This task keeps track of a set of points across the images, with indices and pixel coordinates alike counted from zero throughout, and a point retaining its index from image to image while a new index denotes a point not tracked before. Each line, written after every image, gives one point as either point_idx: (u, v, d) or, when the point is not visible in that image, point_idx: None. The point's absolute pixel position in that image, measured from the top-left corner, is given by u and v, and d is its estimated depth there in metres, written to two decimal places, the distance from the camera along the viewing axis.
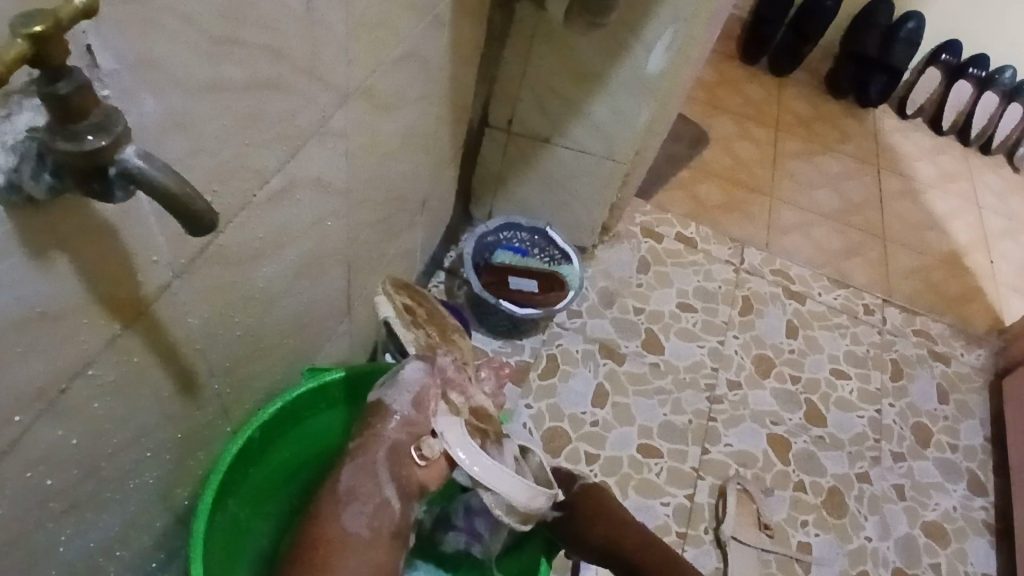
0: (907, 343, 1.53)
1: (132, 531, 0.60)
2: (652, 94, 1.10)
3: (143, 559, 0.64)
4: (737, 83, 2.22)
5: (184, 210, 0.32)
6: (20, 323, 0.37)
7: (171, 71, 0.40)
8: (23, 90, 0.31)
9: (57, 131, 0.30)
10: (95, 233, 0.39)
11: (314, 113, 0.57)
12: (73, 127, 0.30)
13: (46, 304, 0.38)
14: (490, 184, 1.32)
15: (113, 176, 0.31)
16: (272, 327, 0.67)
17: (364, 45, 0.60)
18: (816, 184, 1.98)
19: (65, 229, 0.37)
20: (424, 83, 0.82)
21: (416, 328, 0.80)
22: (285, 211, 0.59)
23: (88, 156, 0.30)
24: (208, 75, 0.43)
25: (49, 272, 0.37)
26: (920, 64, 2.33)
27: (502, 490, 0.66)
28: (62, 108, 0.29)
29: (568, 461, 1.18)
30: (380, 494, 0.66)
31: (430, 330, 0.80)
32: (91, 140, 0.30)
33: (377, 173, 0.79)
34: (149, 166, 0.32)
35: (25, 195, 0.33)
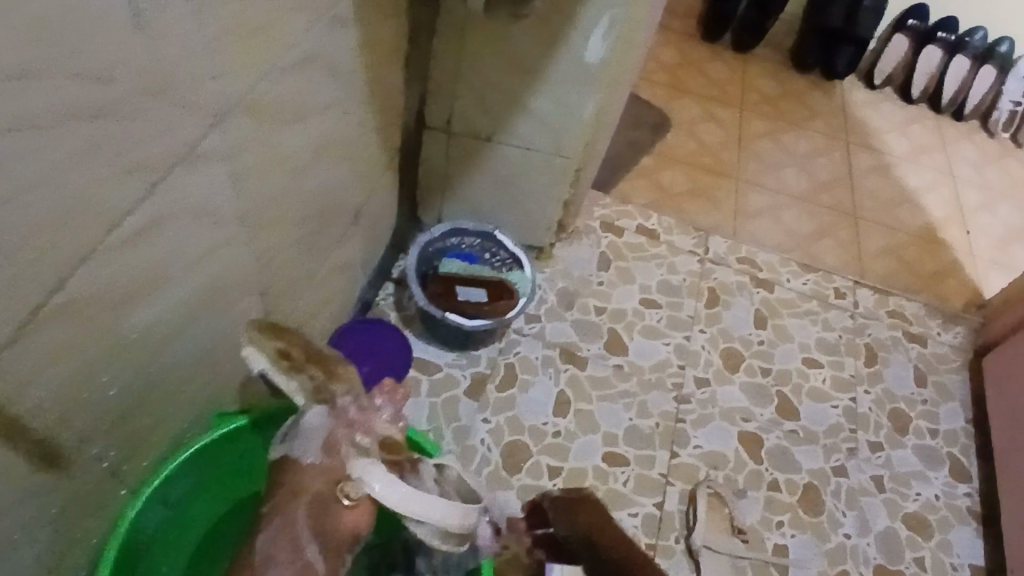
0: (881, 326, 1.49)
1: None
2: (595, 85, 1.04)
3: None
4: (699, 63, 2.16)
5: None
6: None
7: None
8: None
9: None
10: None
11: (177, 138, 0.49)
12: None
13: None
14: (435, 188, 1.25)
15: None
16: (165, 375, 0.61)
17: (238, 55, 0.53)
18: (784, 164, 1.93)
19: None
20: (336, 88, 0.75)
21: (299, 372, 0.66)
22: (157, 249, 0.52)
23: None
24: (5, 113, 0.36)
25: None
26: (887, 32, 2.29)
27: (431, 518, 0.59)
28: None
29: (530, 476, 1.12)
30: (301, 557, 0.57)
31: (316, 370, 0.67)
32: None
33: (289, 190, 0.72)
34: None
35: None
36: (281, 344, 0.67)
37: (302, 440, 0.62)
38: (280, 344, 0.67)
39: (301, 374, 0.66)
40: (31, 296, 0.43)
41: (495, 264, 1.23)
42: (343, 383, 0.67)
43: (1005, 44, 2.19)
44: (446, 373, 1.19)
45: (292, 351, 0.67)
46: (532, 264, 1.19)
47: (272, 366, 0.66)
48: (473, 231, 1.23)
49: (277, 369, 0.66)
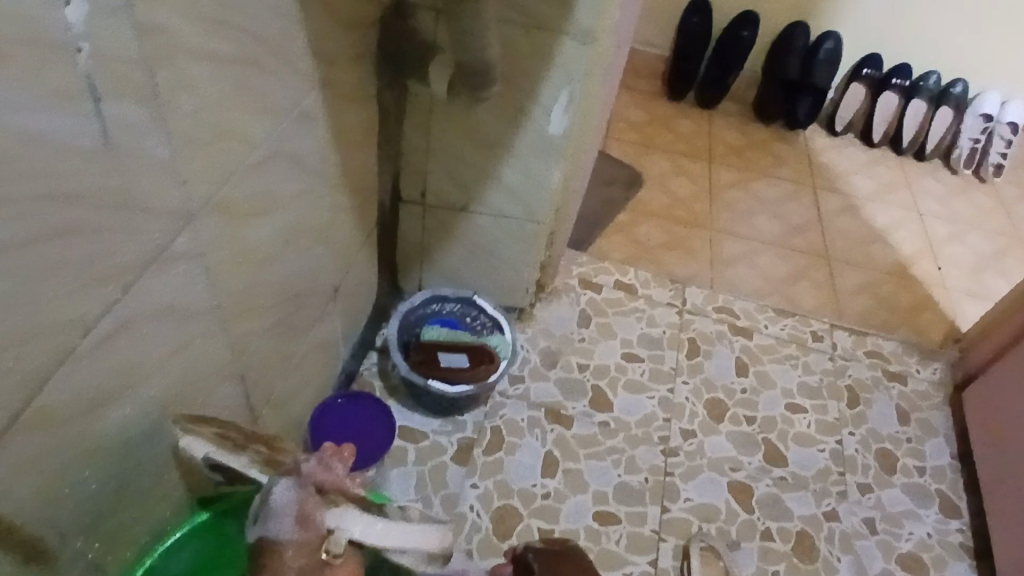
0: (861, 366, 1.51)
1: None
2: (559, 154, 1.08)
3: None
4: (666, 120, 2.24)
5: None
6: None
7: None
8: None
9: None
10: None
11: (146, 243, 0.52)
12: None
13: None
14: (414, 257, 1.29)
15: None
16: (142, 467, 0.62)
17: (203, 161, 0.57)
18: (755, 212, 1.99)
19: None
20: (305, 177, 0.78)
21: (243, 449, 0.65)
22: (131, 348, 0.55)
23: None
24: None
25: None
26: (844, 80, 2.38)
27: (413, 544, 0.54)
28: None
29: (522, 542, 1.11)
30: None
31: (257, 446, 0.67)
32: None
33: (260, 278, 0.75)
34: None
35: None
36: (214, 431, 0.67)
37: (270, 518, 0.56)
38: (215, 426, 0.66)
39: (245, 451, 0.65)
40: (7, 408, 0.44)
41: (477, 328, 1.25)
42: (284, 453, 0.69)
43: (960, 85, 2.28)
44: (432, 441, 1.20)
45: (228, 434, 0.67)
46: (513, 327, 1.21)
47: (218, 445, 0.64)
48: (454, 297, 1.26)
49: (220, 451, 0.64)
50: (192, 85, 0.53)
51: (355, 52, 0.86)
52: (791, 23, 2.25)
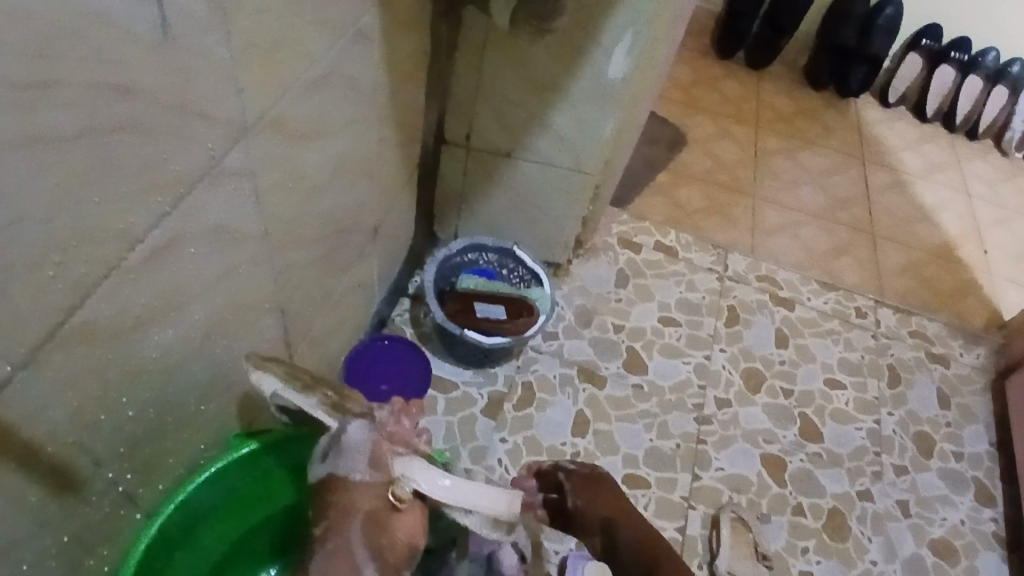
0: (903, 346, 1.46)
1: None
2: (616, 101, 1.02)
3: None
4: (713, 81, 2.15)
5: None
6: None
7: None
8: None
9: None
10: None
11: (198, 153, 0.48)
12: None
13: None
14: (453, 203, 1.24)
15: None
16: (181, 395, 0.59)
17: (261, 70, 0.52)
18: (799, 181, 1.91)
19: None
20: (357, 104, 0.74)
21: (312, 390, 0.64)
22: (177, 267, 0.51)
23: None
24: (24, 127, 0.34)
25: None
26: (900, 50, 2.26)
27: (478, 504, 0.54)
28: None
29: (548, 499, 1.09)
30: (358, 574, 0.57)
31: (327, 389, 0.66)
32: None
33: (307, 208, 0.71)
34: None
35: None
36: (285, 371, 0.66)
37: (341, 456, 0.58)
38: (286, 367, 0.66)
39: (315, 393, 0.64)
40: (49, 318, 0.41)
41: (514, 281, 1.21)
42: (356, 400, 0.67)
43: (1016, 65, 2.16)
44: (462, 392, 1.17)
45: (299, 375, 0.66)
46: (552, 280, 1.17)
47: (285, 384, 0.64)
48: (493, 247, 1.22)
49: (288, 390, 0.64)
50: None
51: None
52: None
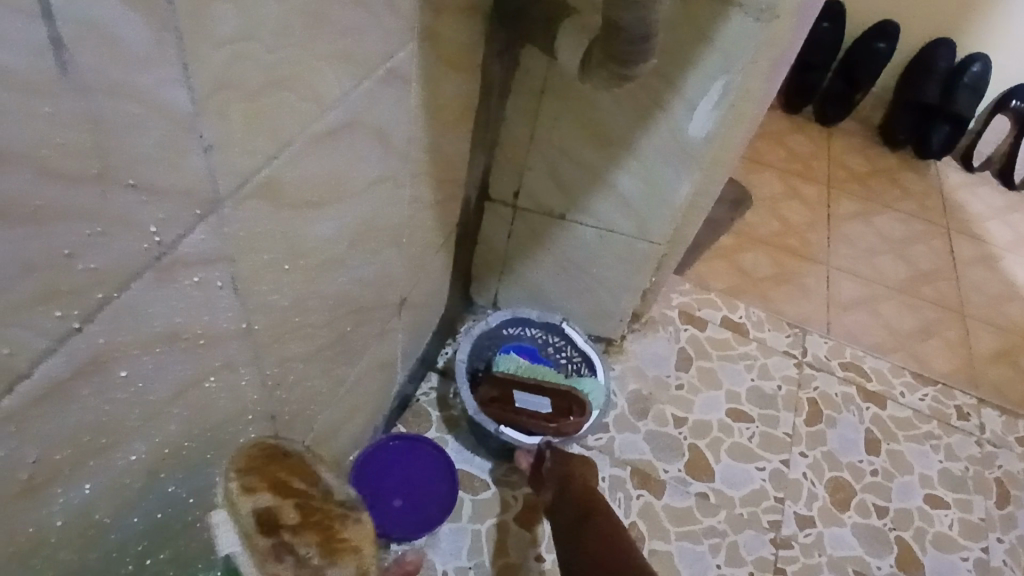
0: (1012, 456, 1.23)
1: None
2: (696, 163, 0.85)
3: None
4: (780, 135, 1.97)
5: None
6: None
7: None
8: None
9: None
10: None
11: (134, 242, 0.32)
12: None
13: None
14: (494, 266, 1.08)
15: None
16: (113, 558, 0.42)
17: (240, 122, 0.36)
18: (878, 249, 1.71)
19: None
20: (385, 162, 0.58)
21: (283, 558, 0.43)
22: (100, 400, 0.35)
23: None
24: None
25: None
26: (987, 109, 2.03)
27: None
28: None
29: None
30: None
31: (308, 547, 0.45)
32: None
33: (312, 291, 0.55)
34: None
35: None
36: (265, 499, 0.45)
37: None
38: (264, 503, 0.44)
39: (286, 558, 0.44)
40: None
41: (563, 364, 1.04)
42: (346, 562, 0.47)
43: None
44: (494, 492, 0.99)
45: (283, 513, 0.44)
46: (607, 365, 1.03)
47: (247, 548, 0.43)
48: (539, 322, 1.06)
49: (250, 557, 0.43)
50: None
51: (466, 4, 0.65)
52: (940, 38, 1.95)
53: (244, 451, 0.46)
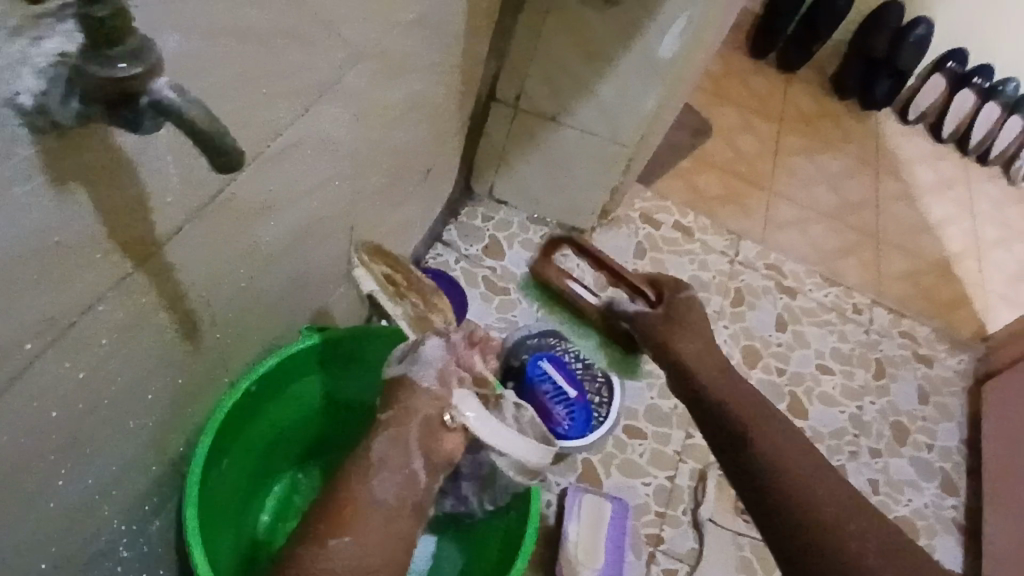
0: (892, 343, 1.53)
1: (128, 477, 0.58)
2: (662, 78, 1.09)
3: (144, 519, 0.65)
4: (744, 75, 2.20)
5: (209, 143, 0.34)
6: (27, 253, 0.37)
7: (194, 8, 0.39)
8: (60, 12, 0.32)
9: (91, 55, 0.31)
10: (108, 163, 0.39)
11: (327, 69, 0.56)
12: (105, 53, 0.31)
13: (62, 234, 0.38)
14: (493, 161, 1.33)
15: (143, 105, 0.33)
16: (272, 284, 0.67)
17: (380, 4, 0.59)
18: (814, 181, 1.98)
19: (81, 156, 0.37)
20: (439, 50, 0.82)
21: (401, 299, 0.80)
22: (295, 165, 0.59)
23: (98, 33, 0.30)
24: (228, 21, 0.42)
25: (65, 203, 0.38)
26: (926, 70, 2.29)
27: (515, 450, 0.70)
28: (99, 33, 0.31)
29: (566, 469, 1.18)
30: (409, 466, 0.68)
31: (415, 298, 0.81)
32: (123, 68, 0.31)
33: (386, 136, 0.79)
34: (177, 97, 0.33)
35: (51, 120, 0.34)
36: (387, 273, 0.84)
37: (420, 362, 0.72)
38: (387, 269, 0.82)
39: (404, 300, 0.80)
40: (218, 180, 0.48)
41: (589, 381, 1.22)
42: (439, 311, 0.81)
43: None
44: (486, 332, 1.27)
45: (398, 278, 0.82)
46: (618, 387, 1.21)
47: (379, 287, 0.80)
48: None
49: (383, 293, 0.80)
50: None
51: None
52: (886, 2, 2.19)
53: (366, 245, 0.85)
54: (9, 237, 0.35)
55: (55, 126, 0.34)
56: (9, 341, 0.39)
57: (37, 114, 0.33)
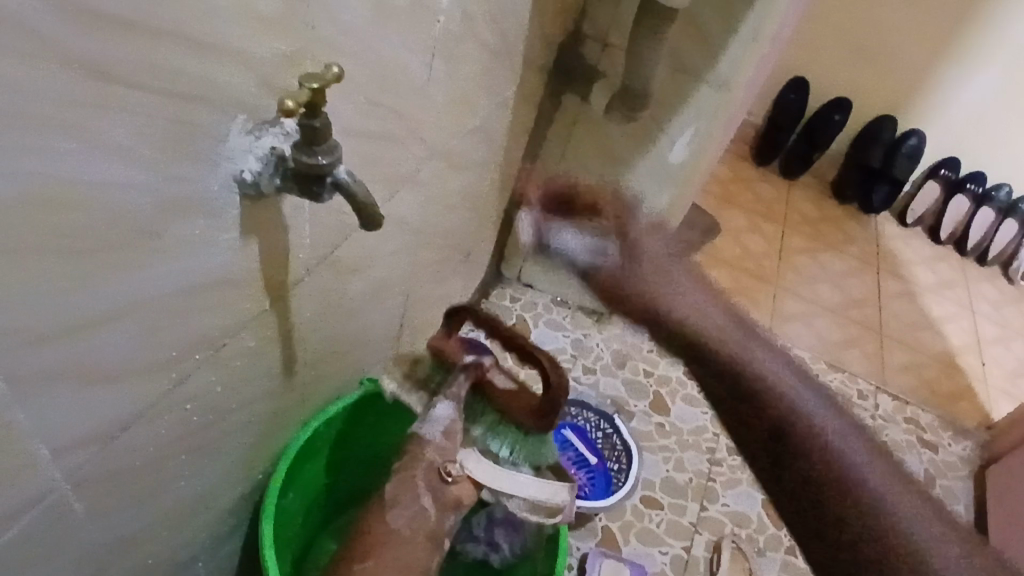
0: (896, 428, 1.61)
1: (218, 495, 0.67)
2: (673, 180, 1.25)
3: (218, 540, 0.73)
4: (749, 180, 2.29)
5: (365, 213, 0.45)
6: (219, 283, 0.49)
7: (348, 118, 0.54)
8: (273, 122, 0.45)
9: (302, 150, 0.43)
10: (276, 225, 0.52)
11: (409, 164, 0.71)
12: (312, 148, 0.43)
13: (237, 272, 0.50)
14: (522, 249, 1.49)
15: (328, 184, 0.45)
16: (345, 337, 0.79)
17: (452, 116, 0.75)
18: (819, 278, 2.05)
19: (261, 218, 0.50)
20: (487, 152, 0.97)
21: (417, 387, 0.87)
22: (374, 240, 0.72)
23: (309, 136, 0.42)
24: (362, 127, 0.56)
25: (245, 249, 0.50)
26: (922, 176, 2.34)
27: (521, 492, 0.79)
28: (311, 134, 0.42)
29: (586, 536, 1.24)
30: (417, 504, 0.74)
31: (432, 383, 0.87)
32: (321, 160, 0.43)
33: (442, 220, 0.92)
34: (350, 178, 0.45)
35: (255, 189, 0.46)
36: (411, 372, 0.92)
37: (428, 421, 0.79)
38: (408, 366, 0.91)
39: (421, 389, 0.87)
40: (331, 242, 0.62)
41: (607, 448, 1.34)
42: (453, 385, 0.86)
43: None
44: None
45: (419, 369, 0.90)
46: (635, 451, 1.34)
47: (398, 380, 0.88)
48: (594, 409, 1.38)
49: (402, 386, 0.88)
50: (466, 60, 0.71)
51: (540, 65, 1.05)
52: (881, 115, 2.25)
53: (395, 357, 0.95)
54: (215, 268, 0.48)
55: (256, 190, 0.47)
56: (186, 350, 0.49)
57: (247, 180, 0.46)
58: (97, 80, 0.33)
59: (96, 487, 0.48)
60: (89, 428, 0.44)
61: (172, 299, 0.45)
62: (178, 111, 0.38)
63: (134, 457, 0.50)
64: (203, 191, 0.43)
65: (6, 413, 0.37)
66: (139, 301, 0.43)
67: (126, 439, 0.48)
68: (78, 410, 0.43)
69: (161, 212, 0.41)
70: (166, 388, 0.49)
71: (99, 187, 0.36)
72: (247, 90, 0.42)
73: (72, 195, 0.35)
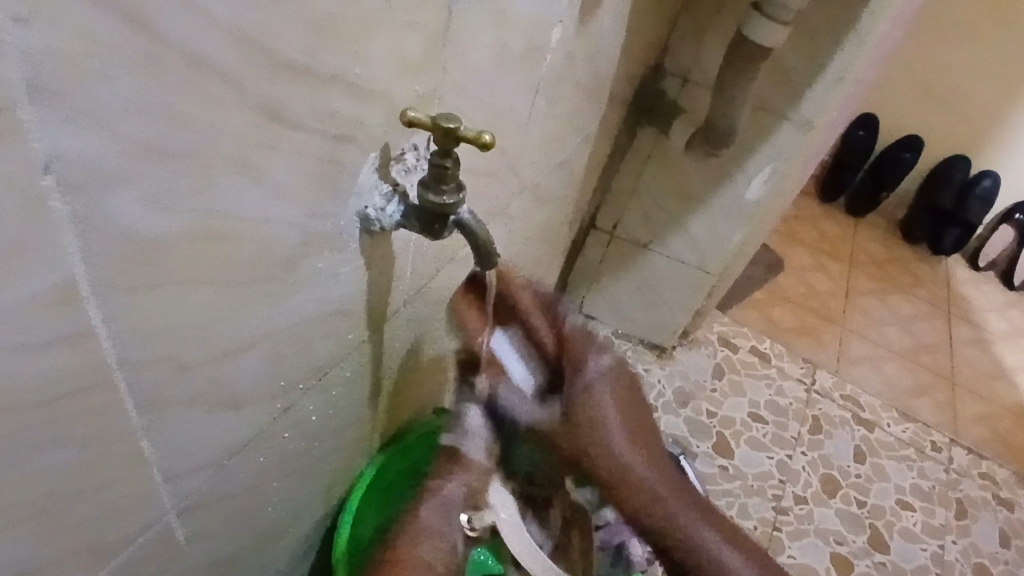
0: (972, 484, 1.53)
1: (299, 519, 0.67)
2: (747, 219, 1.23)
3: (292, 564, 0.72)
4: (814, 217, 2.23)
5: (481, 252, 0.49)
6: (333, 314, 0.50)
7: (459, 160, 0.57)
8: (397, 158, 0.47)
9: (430, 189, 0.44)
10: (387, 258, 0.54)
11: (504, 198, 0.72)
12: (440, 189, 0.44)
13: (350, 305, 0.52)
14: (586, 279, 1.48)
15: (452, 222, 0.47)
16: (426, 364, 0.79)
17: (543, 151, 0.76)
18: (887, 321, 1.96)
19: (376, 251, 0.52)
20: (567, 185, 0.96)
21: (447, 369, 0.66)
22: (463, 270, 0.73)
23: (439, 175, 0.43)
24: (467, 165, 0.59)
25: (359, 280, 0.51)
26: (995, 220, 2.25)
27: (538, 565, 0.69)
28: (438, 174, 0.43)
29: None
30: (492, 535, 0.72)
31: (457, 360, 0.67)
32: (449, 198, 0.44)
33: (521, 252, 0.92)
34: (470, 217, 0.48)
35: (377, 225, 0.49)
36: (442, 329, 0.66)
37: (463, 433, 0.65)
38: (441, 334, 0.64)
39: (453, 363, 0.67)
40: (429, 273, 0.64)
41: None
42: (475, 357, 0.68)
43: None
44: None
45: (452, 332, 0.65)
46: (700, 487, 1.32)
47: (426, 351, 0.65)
48: None
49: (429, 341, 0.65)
50: (561, 94, 0.72)
51: (621, 98, 1.05)
52: (954, 155, 2.18)
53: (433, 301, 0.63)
54: (333, 300, 0.49)
55: (377, 228, 0.49)
56: (297, 377, 0.50)
57: (367, 218, 0.48)
58: (265, 124, 0.35)
59: (201, 513, 0.48)
60: (206, 451, 0.45)
61: (295, 330, 0.47)
62: (324, 152, 0.40)
63: (234, 484, 0.50)
64: (334, 226, 0.45)
65: (139, 438, 0.38)
66: (266, 333, 0.44)
67: (234, 464, 0.48)
68: (201, 436, 0.43)
69: (297, 253, 0.43)
70: (272, 415, 0.50)
71: (255, 220, 0.37)
72: (380, 128, 0.44)
73: (232, 231, 0.36)
